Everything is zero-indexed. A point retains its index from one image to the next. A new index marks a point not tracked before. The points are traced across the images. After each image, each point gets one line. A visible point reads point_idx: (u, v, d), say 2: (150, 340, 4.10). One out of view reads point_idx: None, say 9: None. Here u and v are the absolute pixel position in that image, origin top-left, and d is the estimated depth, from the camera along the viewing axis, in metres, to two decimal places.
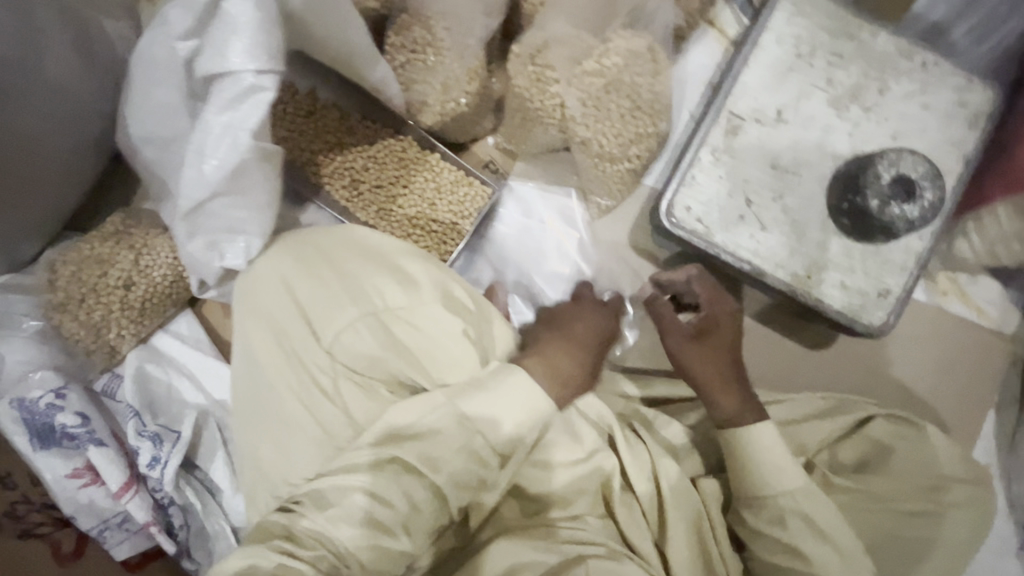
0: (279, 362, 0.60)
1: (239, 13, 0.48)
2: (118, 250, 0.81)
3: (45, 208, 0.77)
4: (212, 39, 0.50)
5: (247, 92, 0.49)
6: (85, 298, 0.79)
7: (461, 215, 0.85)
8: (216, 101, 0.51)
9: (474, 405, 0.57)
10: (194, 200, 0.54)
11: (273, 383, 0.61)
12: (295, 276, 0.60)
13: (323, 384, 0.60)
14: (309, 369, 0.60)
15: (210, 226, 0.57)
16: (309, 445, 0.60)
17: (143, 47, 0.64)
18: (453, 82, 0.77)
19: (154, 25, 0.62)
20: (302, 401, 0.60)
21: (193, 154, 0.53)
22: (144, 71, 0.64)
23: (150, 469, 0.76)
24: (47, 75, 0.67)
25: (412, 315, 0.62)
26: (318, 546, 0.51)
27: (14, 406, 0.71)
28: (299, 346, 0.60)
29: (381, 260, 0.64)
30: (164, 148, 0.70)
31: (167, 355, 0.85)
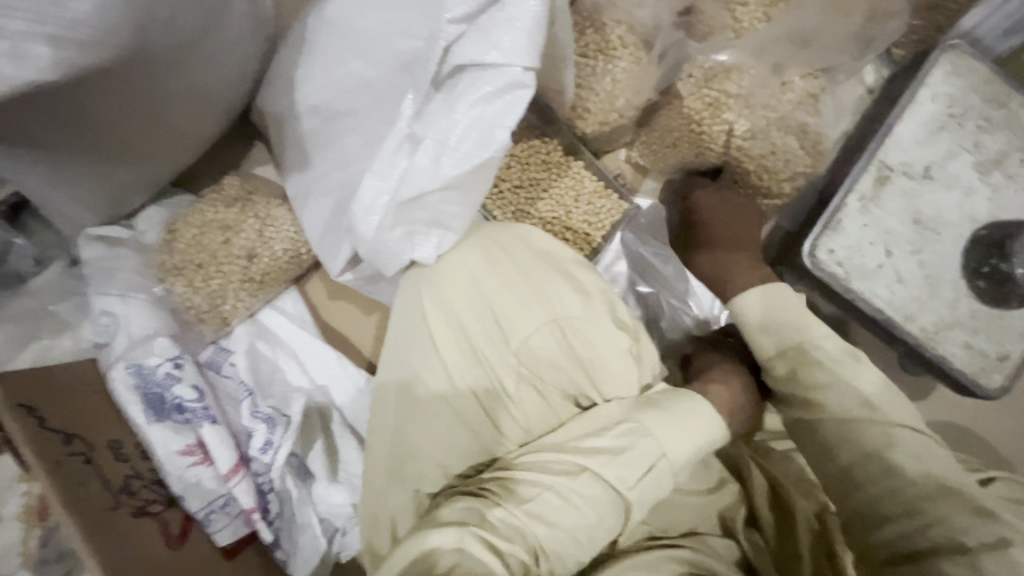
0: (461, 358, 0.62)
1: (525, 6, 0.45)
2: (243, 218, 0.76)
3: (175, 161, 0.73)
4: (483, 25, 0.47)
5: (510, 87, 0.47)
6: (203, 264, 0.74)
7: (595, 226, 0.84)
8: (465, 92, 0.48)
9: (655, 421, 0.59)
10: (416, 190, 0.51)
11: (447, 377, 0.62)
12: (482, 274, 0.63)
13: (505, 385, 0.63)
14: (492, 368, 0.63)
15: (415, 218, 0.54)
16: (479, 440, 0.62)
17: (347, 18, 0.62)
18: (619, 92, 0.75)
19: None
20: (480, 398, 0.62)
21: (423, 143, 0.50)
22: (341, 40, 0.62)
23: (262, 453, 0.72)
24: (229, 30, 0.62)
25: (589, 325, 0.63)
26: (510, 540, 0.52)
27: (131, 372, 0.67)
28: (484, 344, 0.62)
29: (556, 267, 0.65)
30: (332, 119, 0.66)
31: (273, 334, 0.81)
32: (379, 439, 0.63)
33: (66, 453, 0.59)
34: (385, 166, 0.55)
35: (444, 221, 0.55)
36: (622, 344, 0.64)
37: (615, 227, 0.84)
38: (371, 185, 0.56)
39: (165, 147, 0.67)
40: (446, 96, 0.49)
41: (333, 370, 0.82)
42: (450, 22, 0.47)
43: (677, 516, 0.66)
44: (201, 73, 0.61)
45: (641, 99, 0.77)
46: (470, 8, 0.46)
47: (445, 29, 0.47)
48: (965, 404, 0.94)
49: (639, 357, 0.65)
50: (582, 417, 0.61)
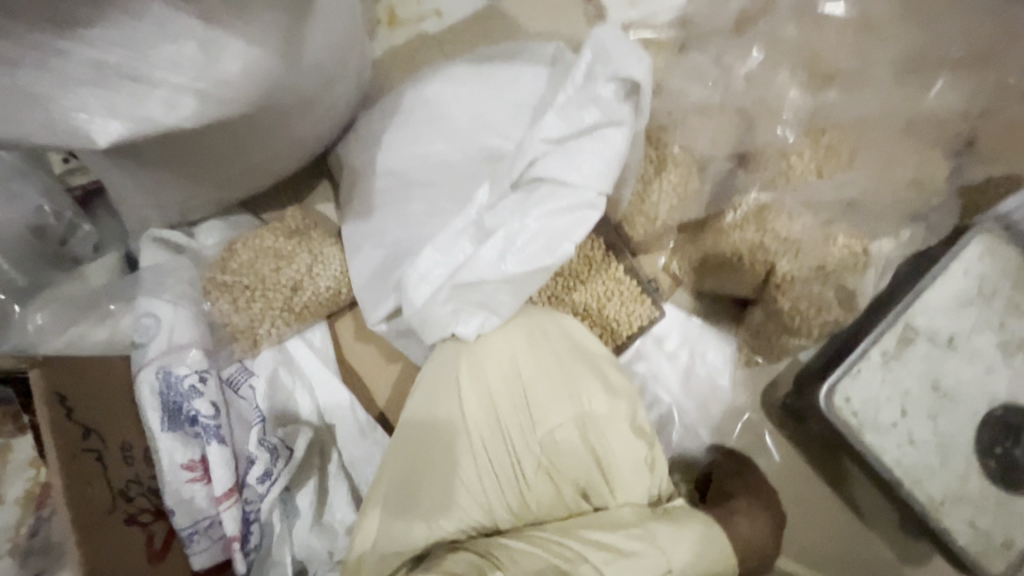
0: (485, 436, 0.64)
1: (615, 143, 0.56)
2: (298, 250, 0.80)
3: (248, 190, 0.77)
4: (572, 148, 0.57)
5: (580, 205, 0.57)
6: (249, 286, 0.78)
7: (623, 327, 0.85)
8: (542, 202, 0.57)
9: (665, 535, 0.60)
10: (478, 276, 0.59)
11: (470, 445, 0.63)
12: (523, 353, 0.65)
13: (524, 469, 0.63)
14: (514, 450, 0.63)
15: (467, 298, 0.60)
16: (487, 518, 0.62)
17: (443, 104, 0.71)
18: (670, 202, 0.80)
19: (468, 94, 0.70)
20: (498, 477, 0.63)
21: (499, 238, 0.58)
22: (431, 122, 0.71)
23: (259, 483, 0.73)
24: (336, 92, 0.69)
25: (611, 428, 0.65)
26: None
27: (159, 376, 0.70)
28: (512, 427, 0.64)
29: (591, 363, 0.67)
30: (406, 185, 0.72)
31: (298, 365, 0.83)
32: (392, 493, 0.63)
33: (84, 445, 0.60)
34: (448, 243, 0.61)
35: (492, 305, 0.60)
36: (637, 457, 0.65)
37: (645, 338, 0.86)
38: (428, 256, 0.61)
39: (251, 181, 0.74)
40: (522, 199, 0.58)
41: (343, 413, 0.83)
42: (543, 140, 0.58)
43: None
44: (304, 122, 0.67)
45: (691, 216, 0.83)
46: (565, 132, 0.57)
47: (535, 147, 0.58)
48: None
49: (653, 470, 0.66)
50: (589, 515, 0.62)
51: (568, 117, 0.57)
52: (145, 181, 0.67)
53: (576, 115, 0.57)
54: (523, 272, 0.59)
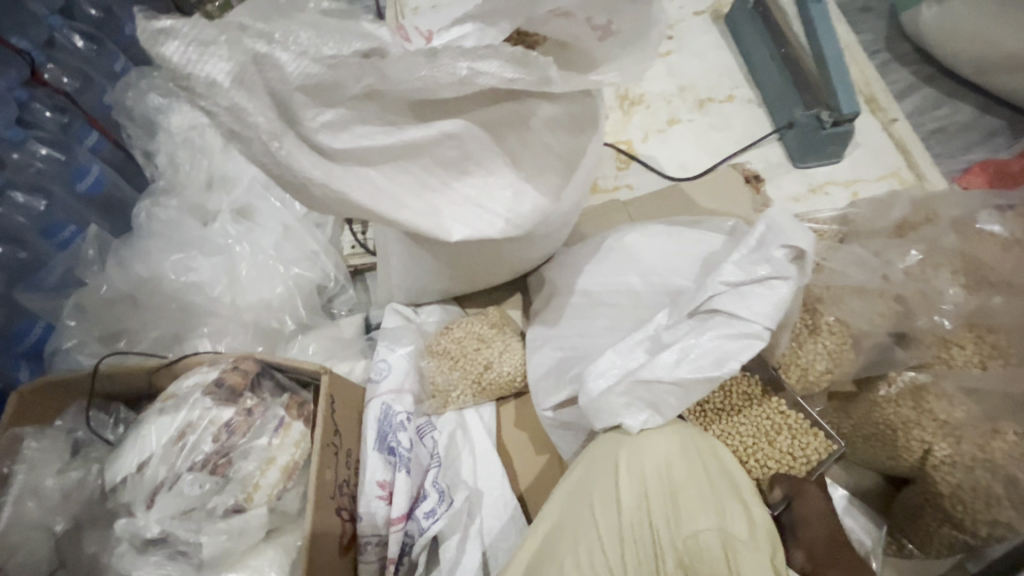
0: (632, 522, 0.71)
1: (781, 294, 0.73)
2: (495, 339, 1.02)
3: (472, 285, 1.03)
4: (745, 291, 0.74)
5: (748, 334, 0.73)
6: (456, 357, 1.00)
7: (799, 462, 0.88)
8: (715, 328, 0.74)
9: None
10: (654, 373, 0.74)
11: (616, 527, 0.71)
12: (674, 458, 0.76)
13: (665, 566, 0.68)
14: (656, 545, 0.69)
15: (640, 395, 0.76)
16: None
17: (635, 251, 0.93)
18: (826, 364, 0.88)
19: (655, 248, 0.93)
20: (637, 567, 0.68)
21: (676, 349, 0.74)
22: (625, 261, 0.93)
23: (424, 517, 0.89)
24: (561, 231, 0.96)
25: (752, 554, 0.66)
26: None
27: (382, 408, 0.92)
28: (658, 521, 0.71)
29: (734, 488, 0.74)
30: (595, 304, 0.92)
31: (470, 430, 0.99)
32: (543, 551, 0.73)
33: (333, 441, 0.82)
34: (626, 349, 0.79)
35: (659, 407, 0.76)
36: None
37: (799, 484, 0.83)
38: (609, 356, 0.79)
39: (490, 276, 1.01)
40: (698, 323, 0.75)
41: (494, 483, 0.94)
42: (722, 282, 0.75)
43: None
44: (534, 247, 0.94)
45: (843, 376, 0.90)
46: (740, 280, 0.75)
47: (716, 287, 0.75)
48: None
49: None
50: None
51: (744, 270, 0.75)
52: (420, 254, 0.94)
53: (750, 268, 0.75)
54: (691, 380, 0.74)
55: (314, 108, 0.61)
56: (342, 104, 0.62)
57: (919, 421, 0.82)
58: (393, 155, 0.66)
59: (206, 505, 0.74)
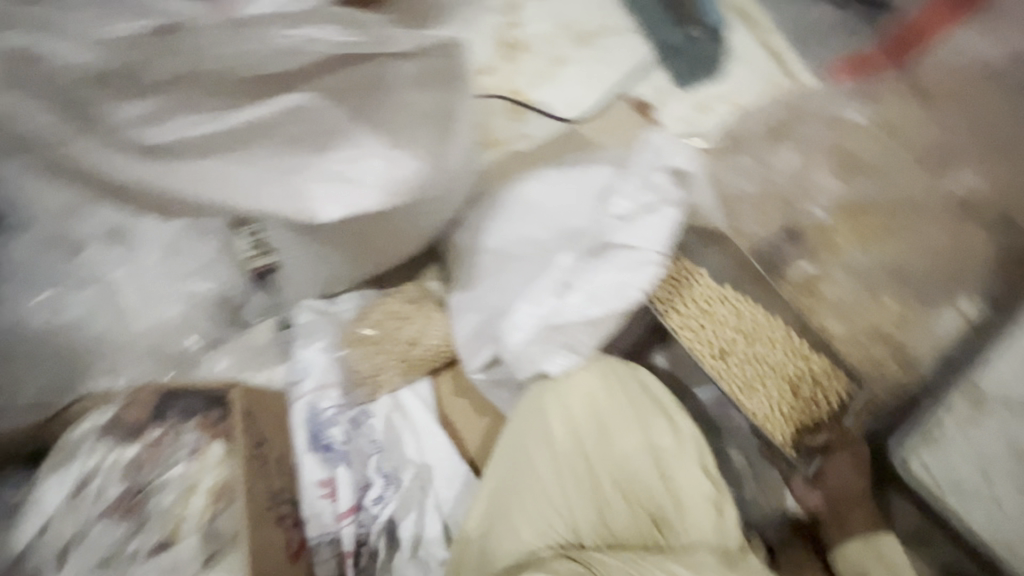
0: (569, 459, 0.74)
1: (668, 222, 0.79)
2: (415, 314, 0.99)
3: (379, 265, 1.00)
4: (637, 225, 0.79)
5: (647, 263, 0.78)
6: (377, 341, 0.97)
7: (817, 402, 0.83)
8: (617, 261, 0.78)
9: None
10: (569, 316, 0.77)
11: (555, 466, 0.74)
12: (598, 391, 0.77)
13: (605, 491, 0.73)
14: (593, 475, 0.73)
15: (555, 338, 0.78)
16: (572, 534, 0.71)
17: (534, 197, 0.92)
18: (716, 281, 0.88)
19: (552, 189, 0.92)
20: (581, 498, 0.72)
21: (585, 288, 0.77)
22: (524, 210, 0.92)
23: (373, 504, 0.88)
24: (458, 190, 0.92)
25: (678, 463, 0.74)
26: None
27: (307, 408, 0.91)
28: (593, 452, 0.74)
29: (658, 406, 0.77)
30: (505, 258, 0.90)
31: (407, 410, 0.98)
32: (490, 509, 0.74)
33: (259, 451, 0.78)
34: (535, 293, 0.79)
35: (574, 345, 0.78)
36: (703, 492, 0.72)
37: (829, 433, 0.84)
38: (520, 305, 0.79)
39: (390, 255, 0.98)
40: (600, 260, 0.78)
41: (441, 456, 0.95)
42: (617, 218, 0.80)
43: None
44: (431, 212, 0.90)
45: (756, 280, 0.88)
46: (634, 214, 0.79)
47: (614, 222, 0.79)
48: None
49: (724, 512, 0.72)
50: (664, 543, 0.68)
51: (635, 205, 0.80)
52: (311, 242, 0.91)
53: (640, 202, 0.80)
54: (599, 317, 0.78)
55: (121, 101, 0.61)
56: (152, 93, 0.61)
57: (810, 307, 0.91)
58: (246, 137, 0.65)
59: (128, 550, 0.69)
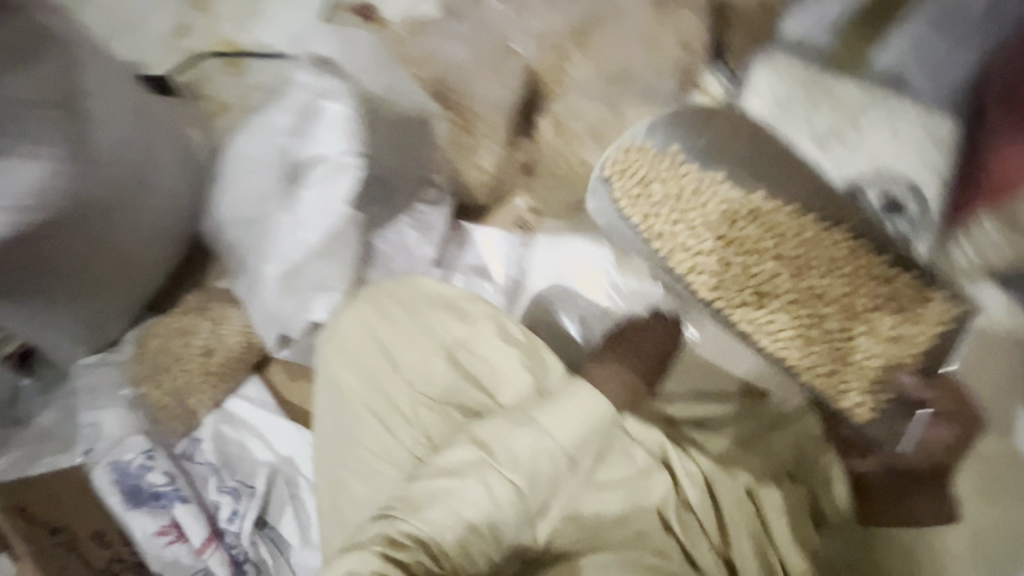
0: (366, 398, 0.72)
1: (335, 113, 0.73)
2: (201, 322, 0.90)
3: (134, 290, 0.89)
4: (313, 134, 0.74)
5: (338, 170, 0.72)
6: (169, 366, 0.87)
7: (847, 299, 0.74)
8: (311, 181, 0.73)
9: (547, 420, 0.65)
10: (291, 260, 0.73)
11: (357, 410, 0.72)
12: (373, 319, 0.74)
13: (410, 411, 0.71)
14: (396, 401, 0.71)
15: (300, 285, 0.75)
16: (394, 467, 0.69)
17: (241, 148, 0.81)
18: (642, 138, 0.80)
19: (250, 130, 0.80)
20: (391, 428, 0.70)
21: (292, 223, 0.73)
22: (238, 165, 0.81)
23: (230, 523, 0.83)
24: (157, 181, 0.85)
25: (474, 346, 0.73)
26: (414, 547, 0.60)
27: (111, 469, 0.82)
28: (388, 379, 0.72)
29: (442, 302, 0.75)
30: (247, 226, 0.82)
31: (238, 417, 0.90)
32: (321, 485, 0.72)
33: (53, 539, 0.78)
34: (262, 250, 0.77)
35: (323, 286, 0.76)
36: (510, 358, 0.71)
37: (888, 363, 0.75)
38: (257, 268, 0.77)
39: (141, 276, 0.89)
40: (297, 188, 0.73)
41: (293, 441, 0.89)
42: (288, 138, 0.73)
43: (605, 512, 0.68)
44: (135, 216, 0.83)
45: (746, 166, 0.76)
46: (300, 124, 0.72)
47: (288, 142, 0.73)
48: None
49: (538, 369, 0.71)
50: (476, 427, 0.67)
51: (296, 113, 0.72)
52: (46, 311, 0.80)
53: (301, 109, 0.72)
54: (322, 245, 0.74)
55: None
56: None
57: (567, 148, 0.89)
58: None
59: None
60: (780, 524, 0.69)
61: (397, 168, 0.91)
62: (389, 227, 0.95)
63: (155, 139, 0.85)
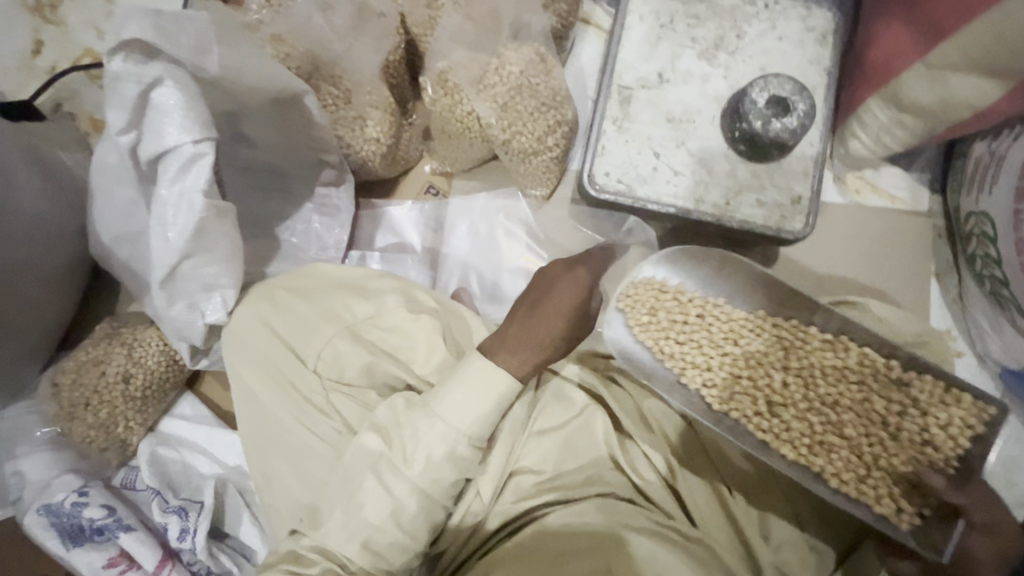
0: (276, 397, 0.71)
1: (167, 96, 0.64)
2: (111, 349, 0.85)
3: (32, 328, 0.84)
4: (148, 124, 0.65)
5: (189, 160, 0.65)
6: (87, 399, 0.84)
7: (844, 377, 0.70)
8: (163, 177, 0.66)
9: (438, 401, 0.64)
10: (167, 265, 0.69)
11: (271, 411, 0.71)
12: (272, 317, 0.73)
13: (322, 400, 0.70)
14: (306, 394, 0.71)
15: (188, 290, 0.72)
16: (316, 461, 0.69)
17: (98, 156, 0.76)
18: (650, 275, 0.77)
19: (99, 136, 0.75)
20: (306, 420, 0.70)
21: (158, 227, 0.68)
22: (101, 176, 0.75)
23: (182, 541, 0.81)
24: (23, 203, 0.79)
25: (377, 322, 0.73)
26: (323, 561, 0.63)
27: (43, 513, 0.79)
28: (295, 373, 0.71)
29: (343, 287, 0.76)
30: (134, 241, 0.78)
31: (177, 437, 0.90)
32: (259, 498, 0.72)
33: None
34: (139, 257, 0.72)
35: (217, 286, 0.73)
36: (420, 326, 0.73)
37: (914, 457, 0.68)
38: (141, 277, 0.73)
39: (49, 313, 0.86)
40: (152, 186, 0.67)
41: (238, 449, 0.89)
42: (123, 134, 0.66)
43: (545, 457, 0.73)
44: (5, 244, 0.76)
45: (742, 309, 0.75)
46: (132, 116, 0.64)
47: (126, 138, 0.66)
48: (846, 237, 0.99)
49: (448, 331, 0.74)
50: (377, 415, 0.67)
51: (122, 103, 0.64)
52: None
53: (123, 98, 0.64)
54: (196, 243, 0.69)
55: None
56: None
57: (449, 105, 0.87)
58: None
59: None
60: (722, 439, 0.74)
61: (286, 155, 0.87)
62: (293, 217, 0.93)
63: (9, 163, 0.78)
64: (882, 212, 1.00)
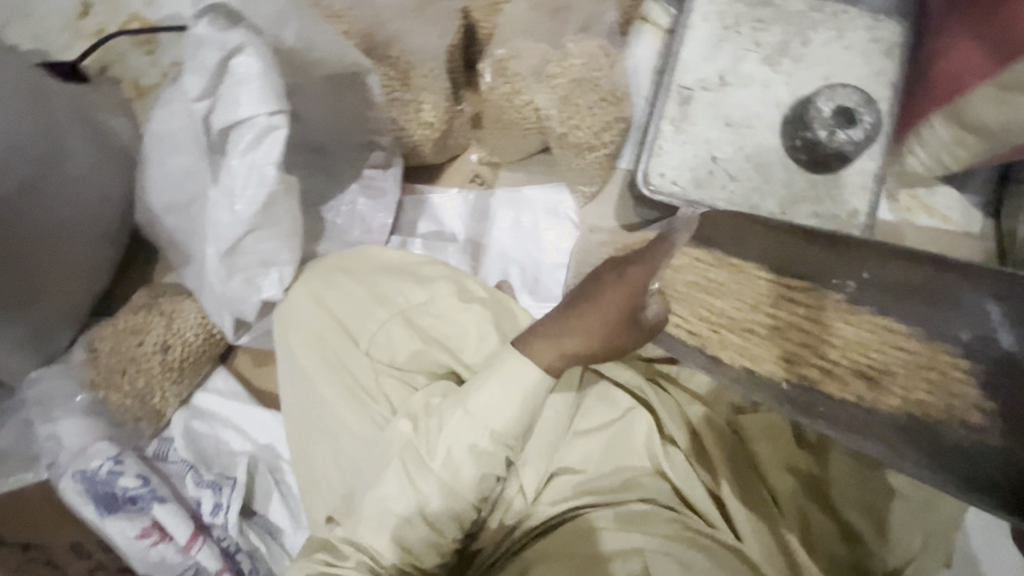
0: (327, 378, 0.70)
1: (245, 66, 0.63)
2: (150, 318, 0.84)
3: (73, 292, 0.83)
4: (223, 93, 0.64)
5: (263, 131, 0.64)
6: (123, 368, 0.82)
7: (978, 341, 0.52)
8: (236, 148, 0.66)
9: (484, 395, 0.62)
10: (230, 237, 0.68)
11: (319, 392, 0.70)
12: (324, 296, 0.72)
13: (373, 383, 0.70)
14: (356, 377, 0.70)
15: (245, 263, 0.71)
16: (361, 447, 0.68)
17: (160, 125, 0.75)
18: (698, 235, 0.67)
19: (165, 102, 0.74)
20: (356, 404, 0.70)
21: (224, 198, 0.67)
22: (160, 144, 0.75)
23: (215, 515, 0.82)
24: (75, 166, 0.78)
25: (431, 309, 0.72)
26: (355, 553, 0.62)
27: (78, 479, 0.78)
28: (347, 355, 0.70)
29: (395, 271, 0.75)
30: (184, 211, 0.77)
31: (209, 412, 0.89)
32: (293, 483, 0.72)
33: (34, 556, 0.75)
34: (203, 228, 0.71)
35: (273, 262, 0.72)
36: (472, 317, 0.72)
37: None
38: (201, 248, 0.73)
39: (90, 279, 0.85)
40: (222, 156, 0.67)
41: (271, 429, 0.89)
42: (198, 101, 0.65)
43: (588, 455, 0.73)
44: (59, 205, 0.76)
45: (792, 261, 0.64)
46: (207, 83, 0.64)
47: (200, 105, 0.65)
48: None
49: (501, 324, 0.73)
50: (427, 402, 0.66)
51: (200, 71, 0.63)
52: None
53: (203, 66, 0.63)
54: (261, 218, 0.69)
55: None
56: None
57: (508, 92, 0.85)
58: None
59: None
60: (763, 449, 0.72)
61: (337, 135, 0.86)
62: (337, 198, 0.91)
63: (62, 123, 0.77)
64: (932, 232, 0.98)
